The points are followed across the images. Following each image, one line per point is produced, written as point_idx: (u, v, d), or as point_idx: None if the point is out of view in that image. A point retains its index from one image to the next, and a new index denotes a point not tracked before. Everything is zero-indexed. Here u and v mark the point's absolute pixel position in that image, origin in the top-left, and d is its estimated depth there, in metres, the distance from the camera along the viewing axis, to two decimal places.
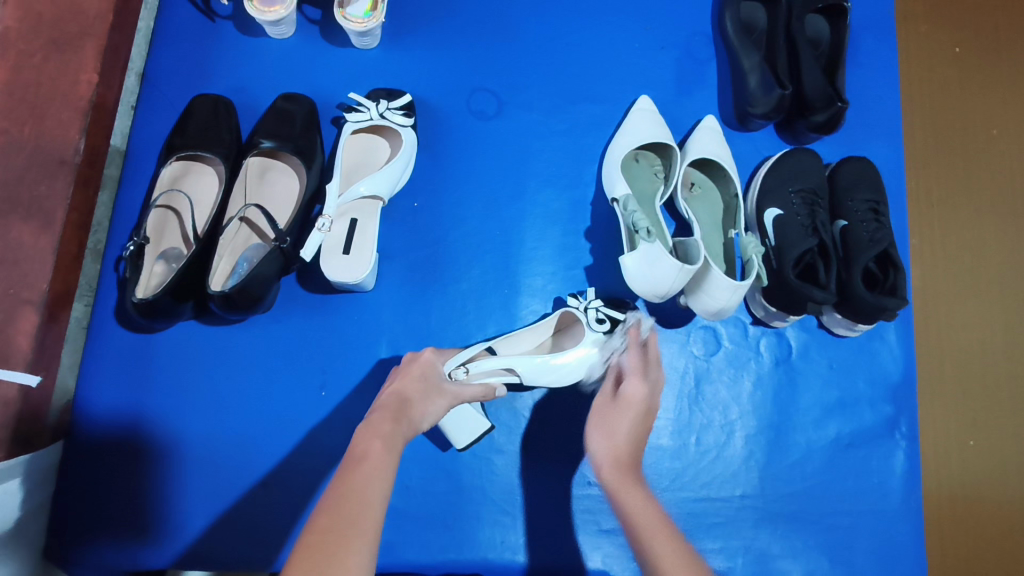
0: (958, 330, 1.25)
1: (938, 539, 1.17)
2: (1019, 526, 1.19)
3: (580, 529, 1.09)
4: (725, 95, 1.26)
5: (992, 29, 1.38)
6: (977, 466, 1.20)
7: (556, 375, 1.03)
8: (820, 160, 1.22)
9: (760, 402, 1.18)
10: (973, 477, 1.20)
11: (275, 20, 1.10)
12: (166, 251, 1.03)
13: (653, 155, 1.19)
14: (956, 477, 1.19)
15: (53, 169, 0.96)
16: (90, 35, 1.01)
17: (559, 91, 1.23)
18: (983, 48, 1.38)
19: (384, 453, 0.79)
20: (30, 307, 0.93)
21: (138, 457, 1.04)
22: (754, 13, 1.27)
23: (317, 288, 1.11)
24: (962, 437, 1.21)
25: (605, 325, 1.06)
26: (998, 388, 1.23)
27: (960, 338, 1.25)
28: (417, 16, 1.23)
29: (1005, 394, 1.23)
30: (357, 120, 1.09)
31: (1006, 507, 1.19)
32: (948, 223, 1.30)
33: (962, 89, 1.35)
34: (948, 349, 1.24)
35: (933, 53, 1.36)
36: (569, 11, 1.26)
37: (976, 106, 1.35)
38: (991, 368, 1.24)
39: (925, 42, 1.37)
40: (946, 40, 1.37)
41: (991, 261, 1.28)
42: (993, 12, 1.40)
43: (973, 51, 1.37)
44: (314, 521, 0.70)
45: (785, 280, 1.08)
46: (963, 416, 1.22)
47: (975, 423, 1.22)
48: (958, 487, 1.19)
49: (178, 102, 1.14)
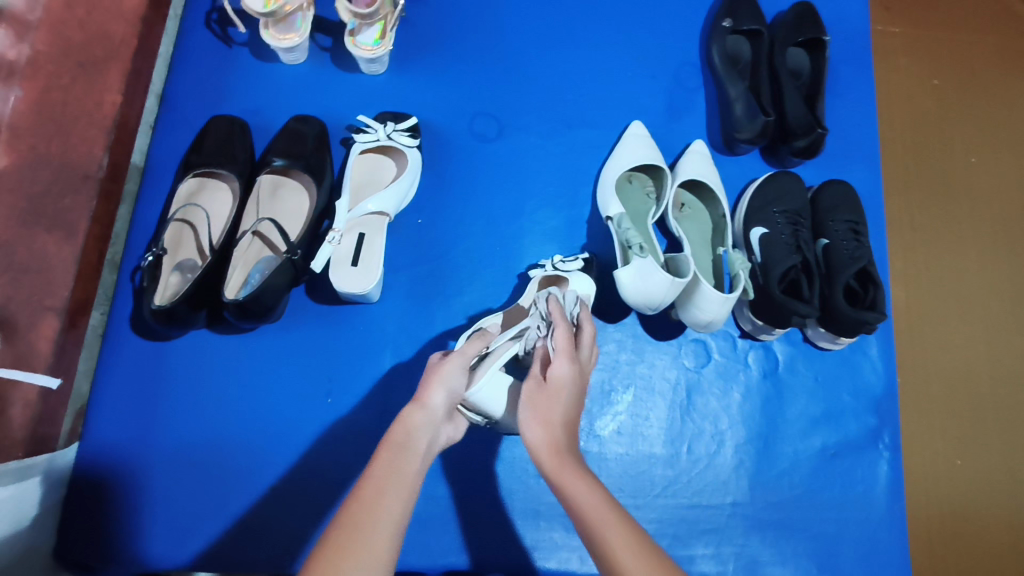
0: (942, 350, 1.33)
1: (929, 553, 1.23)
2: (1004, 540, 1.24)
3: (551, 526, 1.13)
4: (713, 121, 1.34)
5: (968, 66, 1.53)
6: (964, 483, 1.27)
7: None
8: (802, 183, 1.29)
9: (749, 412, 1.23)
10: (960, 493, 1.26)
11: (289, 47, 1.16)
12: (182, 262, 1.08)
13: (645, 176, 1.26)
14: (945, 496, 1.26)
15: (78, 183, 1.02)
16: (115, 60, 1.09)
17: (557, 116, 1.30)
18: (958, 84, 1.51)
19: (404, 447, 0.77)
20: (52, 313, 0.97)
21: (147, 462, 1.07)
22: (739, 46, 1.34)
23: (326, 299, 1.16)
24: (950, 456, 1.28)
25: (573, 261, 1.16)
26: (983, 409, 1.31)
27: (945, 358, 1.33)
28: (422, 43, 1.30)
29: (987, 411, 1.31)
30: (366, 140, 1.16)
31: (992, 522, 1.25)
32: (933, 249, 1.39)
33: (941, 120, 1.48)
34: (933, 369, 1.32)
35: (915, 85, 1.50)
36: (566, 41, 1.34)
37: (955, 136, 1.47)
38: (977, 388, 1.32)
39: (908, 74, 1.51)
40: (924, 73, 1.51)
41: (973, 286, 1.38)
42: (969, 48, 1.54)
43: (949, 85, 1.51)
44: (339, 518, 0.69)
45: (771, 295, 1.13)
46: (951, 436, 1.29)
47: (962, 442, 1.29)
48: (946, 506, 1.25)
49: (194, 122, 1.20)
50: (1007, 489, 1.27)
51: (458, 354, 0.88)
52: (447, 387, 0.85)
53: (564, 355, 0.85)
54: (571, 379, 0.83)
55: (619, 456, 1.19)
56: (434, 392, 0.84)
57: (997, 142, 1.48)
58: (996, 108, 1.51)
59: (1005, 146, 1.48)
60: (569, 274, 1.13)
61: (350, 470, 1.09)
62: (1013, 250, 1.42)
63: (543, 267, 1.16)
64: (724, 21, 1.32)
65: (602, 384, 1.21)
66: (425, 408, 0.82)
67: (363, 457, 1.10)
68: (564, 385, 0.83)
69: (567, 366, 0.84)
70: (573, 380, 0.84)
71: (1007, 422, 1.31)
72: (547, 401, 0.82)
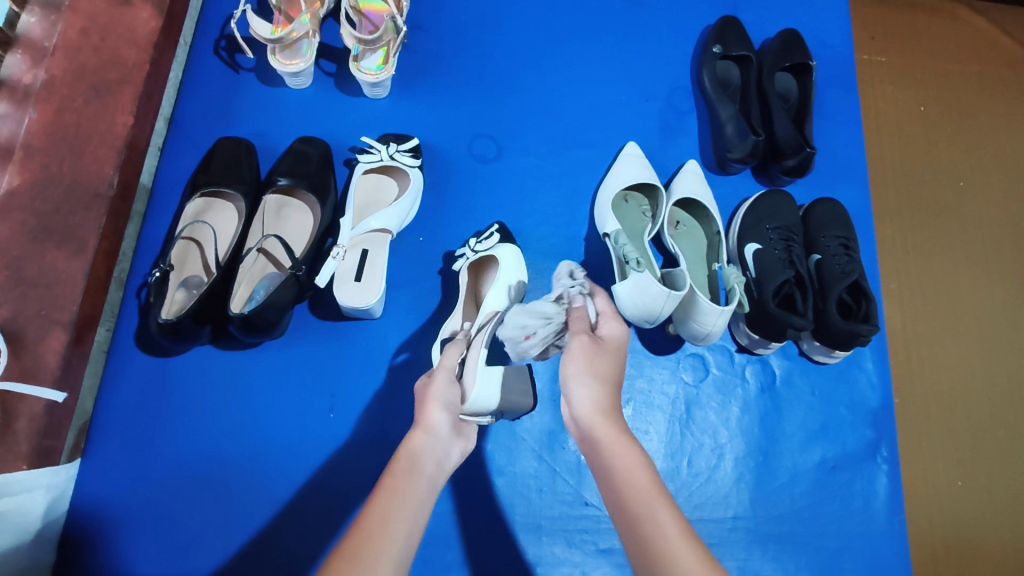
0: (941, 371, 1.36)
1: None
2: (1006, 563, 1.25)
3: (554, 541, 1.13)
4: (705, 142, 1.38)
5: (954, 94, 1.59)
6: (967, 505, 1.27)
7: (500, 297, 1.12)
8: (793, 201, 1.32)
9: (748, 426, 1.24)
10: (964, 515, 1.27)
11: (295, 72, 1.20)
12: (188, 279, 1.10)
13: (641, 195, 1.29)
14: (948, 517, 1.26)
15: (89, 201, 1.06)
16: (127, 82, 1.12)
17: (554, 138, 1.34)
18: (945, 110, 1.57)
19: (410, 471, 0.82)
20: (59, 327, 0.99)
21: (149, 476, 1.07)
22: (729, 71, 1.40)
23: (328, 315, 1.17)
24: (952, 478, 1.29)
25: (483, 237, 1.19)
26: (983, 430, 1.33)
27: (943, 378, 1.35)
28: (425, 69, 1.35)
29: (989, 431, 1.33)
30: (368, 161, 1.19)
31: (995, 544, 1.25)
32: (926, 271, 1.43)
33: (928, 145, 1.53)
34: (932, 390, 1.34)
35: (903, 111, 1.55)
36: (563, 66, 1.39)
37: (943, 162, 1.52)
38: (974, 409, 1.34)
39: (895, 100, 1.56)
40: (911, 99, 1.57)
41: (966, 307, 1.42)
42: (956, 76, 1.61)
43: (935, 111, 1.56)
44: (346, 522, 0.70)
45: (766, 309, 1.16)
46: (952, 457, 1.30)
47: (964, 463, 1.30)
48: (951, 528, 1.25)
49: (202, 144, 1.23)
50: (1009, 510, 1.28)
51: (442, 368, 0.96)
52: (444, 403, 0.91)
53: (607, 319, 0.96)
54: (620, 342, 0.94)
55: None
56: (433, 413, 0.89)
57: (984, 167, 1.53)
58: (982, 134, 1.56)
59: (992, 171, 1.54)
60: (494, 250, 1.15)
61: (353, 486, 1.10)
62: (1004, 272, 1.45)
63: (465, 257, 1.17)
64: (713, 48, 1.37)
65: None
66: (427, 430, 0.87)
67: (365, 472, 1.10)
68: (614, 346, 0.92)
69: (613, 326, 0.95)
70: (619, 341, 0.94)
71: (1007, 442, 1.33)
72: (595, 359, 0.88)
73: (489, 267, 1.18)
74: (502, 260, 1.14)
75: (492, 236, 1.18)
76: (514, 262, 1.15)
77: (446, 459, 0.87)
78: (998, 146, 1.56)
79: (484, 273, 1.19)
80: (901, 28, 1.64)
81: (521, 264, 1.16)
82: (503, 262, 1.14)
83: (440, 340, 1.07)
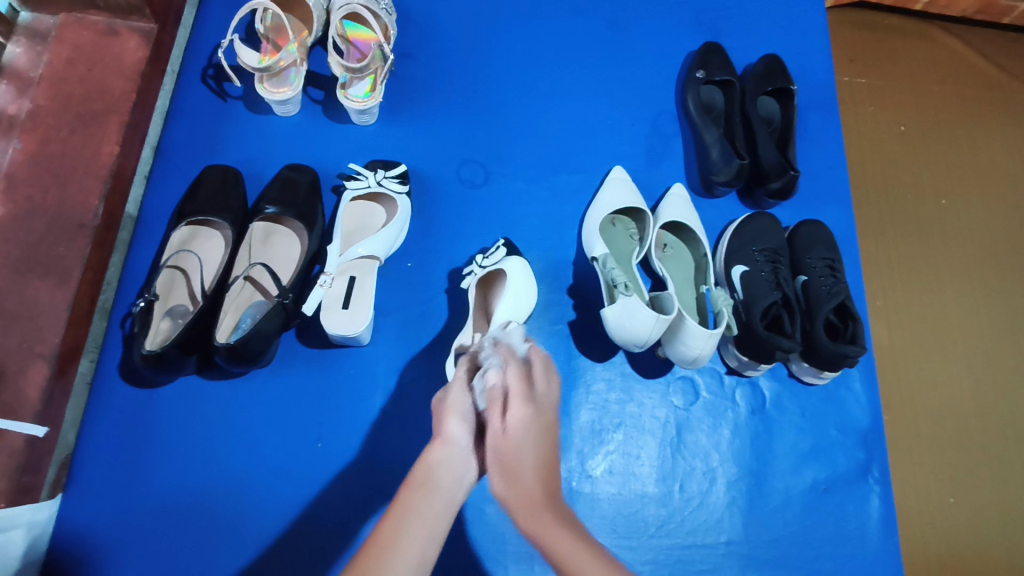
0: (928, 388, 1.37)
1: None
2: None
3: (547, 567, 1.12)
4: (691, 165, 1.40)
5: (933, 115, 1.62)
6: (960, 523, 1.27)
7: (512, 307, 1.12)
8: (779, 224, 1.33)
9: (739, 449, 1.24)
10: (958, 533, 1.26)
11: (282, 100, 1.21)
12: (173, 308, 1.09)
13: (628, 219, 1.30)
14: (941, 536, 1.26)
15: (74, 232, 1.06)
16: (114, 112, 1.13)
17: (541, 162, 1.35)
18: (926, 131, 1.60)
19: (415, 484, 0.77)
20: (41, 360, 0.99)
21: (133, 512, 1.05)
22: (712, 95, 1.42)
23: (316, 342, 1.16)
24: (943, 495, 1.29)
25: (488, 257, 1.18)
26: (973, 446, 1.33)
27: (931, 395, 1.36)
28: (413, 96, 1.36)
29: (977, 447, 1.33)
30: (356, 187, 1.19)
31: (987, 563, 1.25)
32: (911, 288, 1.44)
33: (910, 165, 1.56)
34: (920, 408, 1.35)
35: (884, 132, 1.58)
36: (550, 91, 1.41)
37: (925, 181, 1.55)
38: (964, 425, 1.35)
39: (877, 122, 1.59)
40: (891, 121, 1.60)
41: (952, 324, 1.43)
42: (935, 98, 1.65)
43: (915, 132, 1.59)
44: None
45: (754, 331, 1.16)
46: (943, 475, 1.30)
47: (954, 480, 1.30)
48: (945, 547, 1.25)
49: (189, 172, 1.23)
50: (1001, 528, 1.28)
51: (457, 380, 0.85)
52: (462, 414, 0.82)
53: (522, 396, 0.78)
54: (531, 426, 0.76)
55: (611, 496, 1.18)
56: (452, 424, 0.81)
57: (965, 186, 1.56)
58: (961, 154, 1.60)
59: (973, 189, 1.56)
60: (501, 264, 1.15)
61: (340, 516, 1.08)
62: (988, 289, 1.47)
63: (472, 273, 1.16)
64: (696, 73, 1.39)
65: (593, 424, 1.22)
66: (448, 443, 0.80)
67: (353, 501, 1.08)
68: (524, 436, 0.75)
69: (525, 410, 0.76)
70: (533, 425, 0.76)
71: (997, 458, 1.33)
72: (508, 461, 0.74)
73: (499, 281, 1.18)
74: (510, 273, 1.14)
75: (499, 250, 1.18)
76: (521, 275, 1.15)
77: (465, 472, 0.79)
78: (977, 164, 1.59)
79: (492, 288, 1.19)
80: (880, 51, 1.68)
81: (529, 276, 1.16)
82: (511, 276, 1.14)
83: (453, 355, 1.08)
